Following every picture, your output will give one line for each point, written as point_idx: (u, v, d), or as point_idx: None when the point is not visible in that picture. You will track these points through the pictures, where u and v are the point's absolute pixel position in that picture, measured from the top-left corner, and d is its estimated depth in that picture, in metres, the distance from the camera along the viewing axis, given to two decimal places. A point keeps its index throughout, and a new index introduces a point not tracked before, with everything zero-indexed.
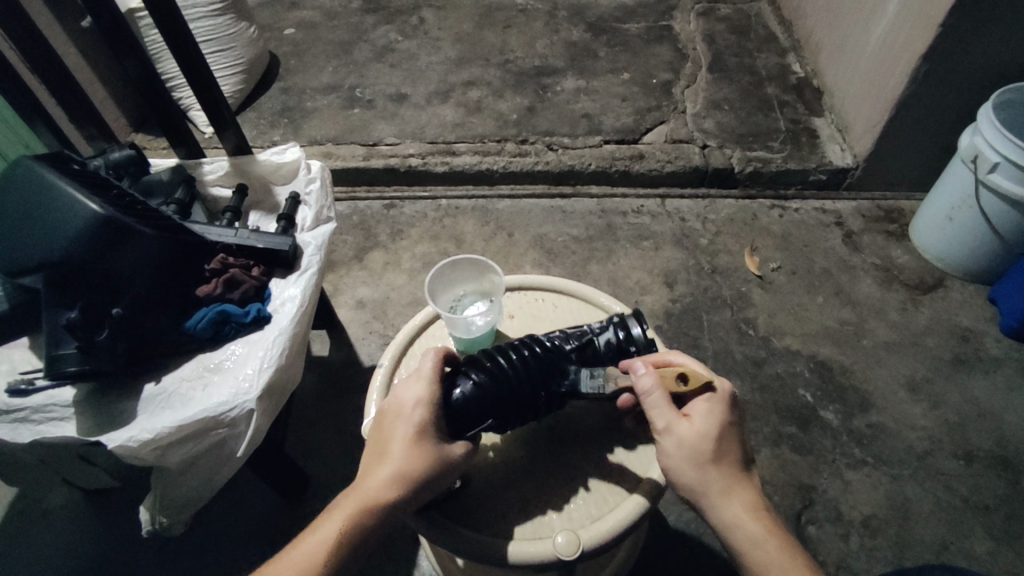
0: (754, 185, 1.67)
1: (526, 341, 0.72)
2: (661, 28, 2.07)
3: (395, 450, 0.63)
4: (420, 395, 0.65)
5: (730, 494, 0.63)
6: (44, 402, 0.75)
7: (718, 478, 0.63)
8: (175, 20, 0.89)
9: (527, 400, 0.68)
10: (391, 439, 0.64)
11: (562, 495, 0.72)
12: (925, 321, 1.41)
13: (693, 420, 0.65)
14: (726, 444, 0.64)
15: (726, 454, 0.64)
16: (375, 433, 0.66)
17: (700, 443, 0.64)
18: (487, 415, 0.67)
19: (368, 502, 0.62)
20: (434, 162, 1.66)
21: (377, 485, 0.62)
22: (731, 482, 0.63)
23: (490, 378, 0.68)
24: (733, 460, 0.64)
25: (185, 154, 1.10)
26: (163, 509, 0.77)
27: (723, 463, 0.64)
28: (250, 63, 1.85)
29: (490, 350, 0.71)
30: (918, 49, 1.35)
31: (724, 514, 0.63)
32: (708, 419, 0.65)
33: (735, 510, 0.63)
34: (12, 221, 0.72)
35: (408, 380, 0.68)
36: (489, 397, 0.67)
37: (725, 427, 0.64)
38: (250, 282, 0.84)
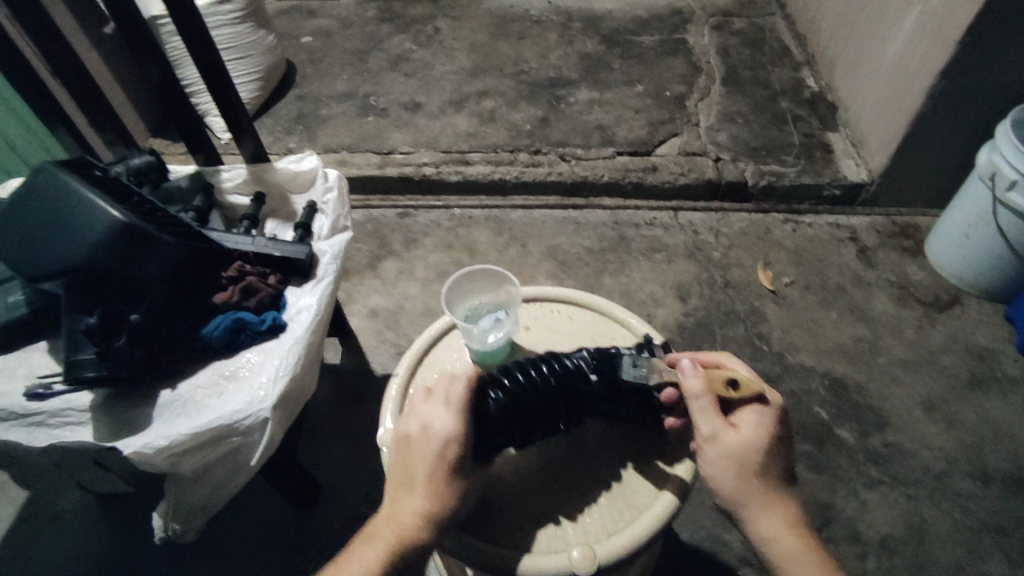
0: (768, 199, 1.67)
1: (543, 361, 0.70)
2: (674, 40, 2.08)
3: (426, 487, 0.61)
4: (449, 429, 0.61)
5: (770, 511, 0.63)
6: (61, 407, 0.75)
7: (761, 492, 0.63)
8: (196, 25, 0.90)
9: (548, 418, 0.67)
10: (421, 473, 0.61)
11: (579, 507, 0.70)
12: (941, 339, 1.39)
13: (741, 430, 0.64)
14: (771, 456, 0.63)
15: (769, 466, 0.64)
16: (399, 461, 0.64)
17: (746, 453, 0.63)
18: (510, 434, 0.66)
19: (403, 538, 0.61)
20: (447, 172, 1.67)
21: (410, 519, 0.61)
22: (773, 496, 0.63)
23: (511, 396, 0.66)
24: (776, 473, 0.64)
25: (204, 161, 1.11)
26: (177, 516, 0.77)
27: (768, 476, 0.63)
28: (267, 71, 1.87)
29: (506, 367, 0.69)
30: (935, 65, 1.35)
31: (765, 529, 0.63)
32: (758, 430, 0.64)
33: (777, 526, 0.63)
34: (31, 226, 0.72)
35: (431, 405, 0.64)
36: (512, 418, 0.65)
37: (772, 439, 0.64)
38: (266, 290, 0.84)
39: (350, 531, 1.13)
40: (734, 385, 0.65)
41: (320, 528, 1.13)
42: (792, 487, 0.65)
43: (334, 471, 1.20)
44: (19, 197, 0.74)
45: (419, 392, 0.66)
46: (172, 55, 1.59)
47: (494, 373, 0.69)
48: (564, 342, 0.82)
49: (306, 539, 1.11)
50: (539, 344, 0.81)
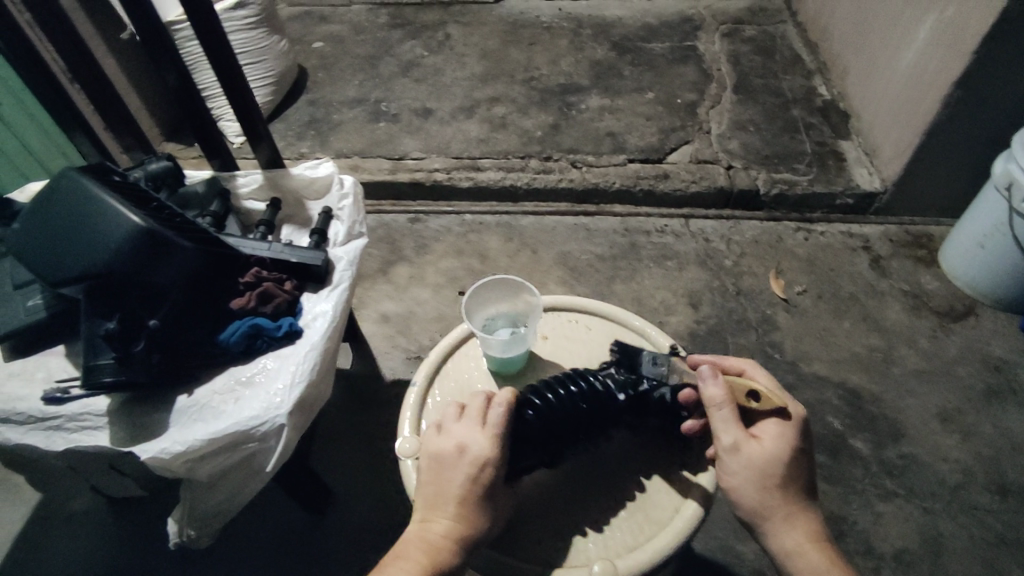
0: (780, 208, 1.66)
1: (572, 381, 0.69)
2: (685, 48, 2.08)
3: (461, 507, 0.58)
4: (489, 447, 0.60)
5: (791, 525, 0.63)
6: (79, 411, 0.76)
7: (783, 504, 0.63)
8: (215, 32, 0.91)
9: (576, 438, 0.66)
10: (455, 494, 0.59)
11: (599, 519, 0.69)
12: (956, 349, 1.38)
13: (763, 441, 0.64)
14: (793, 469, 0.64)
15: (792, 479, 0.64)
16: (429, 481, 0.60)
17: (769, 465, 0.63)
18: (539, 455, 0.65)
19: (433, 562, 0.56)
20: (459, 178, 1.67)
21: (442, 541, 0.57)
22: (795, 510, 0.63)
23: (543, 414, 0.65)
24: (798, 486, 0.64)
25: (220, 166, 1.11)
26: (192, 522, 0.77)
27: (790, 488, 0.63)
28: (280, 76, 1.88)
29: (534, 386, 0.69)
30: (951, 75, 1.35)
31: (787, 543, 0.63)
32: (780, 441, 0.64)
33: (799, 540, 0.62)
34: (53, 231, 0.72)
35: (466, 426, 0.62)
36: (543, 438, 0.65)
37: (795, 451, 0.64)
38: (283, 296, 0.84)
39: (361, 538, 1.12)
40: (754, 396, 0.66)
41: (332, 534, 1.12)
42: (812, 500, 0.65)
43: (345, 476, 1.20)
44: (41, 202, 0.74)
45: (451, 411, 0.64)
46: (188, 59, 1.61)
47: (523, 392, 0.68)
48: (582, 352, 0.82)
49: (317, 545, 1.11)
50: (556, 354, 0.81)
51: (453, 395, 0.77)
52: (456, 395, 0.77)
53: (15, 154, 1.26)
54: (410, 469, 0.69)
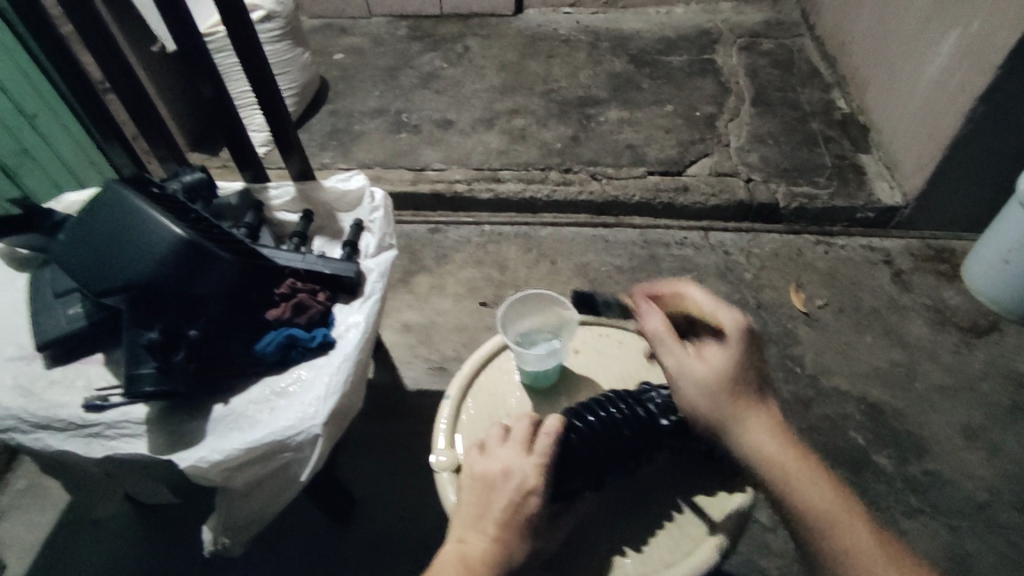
0: (800, 221, 1.66)
1: (613, 405, 0.70)
2: (703, 61, 2.09)
3: (503, 532, 0.57)
4: (534, 472, 0.60)
5: (755, 427, 0.64)
6: (118, 419, 0.77)
7: (737, 410, 0.64)
8: (252, 46, 0.93)
9: (618, 462, 0.67)
10: (497, 515, 0.58)
11: (635, 536, 0.69)
12: (980, 365, 1.37)
13: (705, 359, 0.67)
14: (739, 379, 0.65)
15: (742, 387, 0.65)
16: (471, 505, 0.60)
17: (711, 377, 0.65)
18: (583, 479, 0.65)
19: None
20: (479, 189, 1.68)
21: (481, 561, 0.56)
22: (751, 413, 0.64)
23: (585, 437, 0.66)
24: (750, 394, 0.65)
25: (251, 178, 1.13)
26: (227, 530, 0.78)
27: (741, 397, 0.65)
28: (303, 87, 1.91)
29: (576, 409, 0.70)
30: (975, 90, 1.35)
31: (756, 449, 0.63)
32: (721, 355, 0.66)
33: (770, 442, 0.63)
34: (97, 244, 0.74)
35: (513, 450, 0.62)
36: (587, 462, 0.65)
37: (737, 361, 0.65)
38: (317, 307, 0.85)
39: (383, 548, 1.13)
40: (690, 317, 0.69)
41: (354, 544, 1.13)
42: (772, 402, 0.66)
43: (367, 486, 1.21)
44: (87, 216, 0.76)
45: (496, 433, 0.65)
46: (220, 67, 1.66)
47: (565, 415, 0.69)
48: (614, 366, 0.83)
49: (340, 554, 1.12)
50: (589, 368, 0.83)
51: (487, 408, 0.79)
52: (489, 409, 0.79)
53: (51, 166, 1.28)
54: (445, 481, 0.72)
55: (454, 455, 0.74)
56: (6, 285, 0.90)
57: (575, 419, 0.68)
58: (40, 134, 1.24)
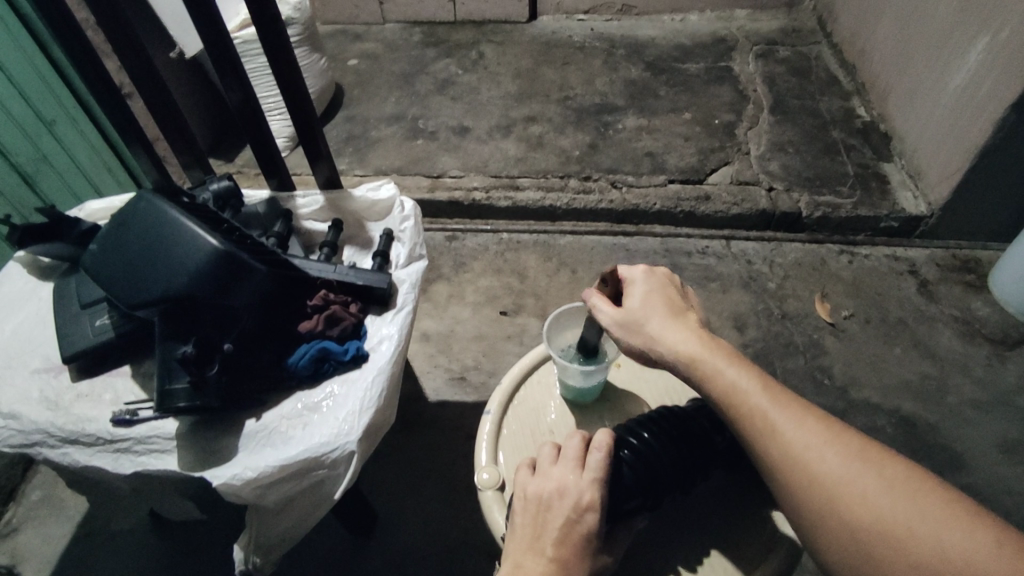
0: (822, 230, 1.64)
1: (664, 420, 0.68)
2: (720, 68, 2.08)
3: (561, 555, 0.55)
4: (589, 491, 0.58)
5: (673, 329, 0.67)
6: (147, 434, 0.75)
7: (658, 324, 0.67)
8: (282, 51, 0.91)
9: (675, 483, 0.65)
10: (554, 534, 0.56)
11: (689, 558, 0.67)
12: (1012, 377, 1.35)
13: (626, 299, 0.70)
14: (653, 304, 0.69)
15: (664, 313, 0.68)
16: (525, 526, 0.58)
17: (631, 312, 0.69)
18: (639, 500, 0.62)
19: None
20: (497, 197, 1.67)
21: None
22: (666, 321, 0.67)
23: (640, 456, 0.64)
24: (663, 308, 0.68)
25: (277, 185, 1.11)
26: (258, 549, 0.75)
27: (655, 314, 0.68)
28: (318, 94, 1.90)
29: (628, 426, 0.68)
30: (1004, 99, 1.34)
31: (677, 349, 0.65)
32: (635, 288, 0.70)
33: (686, 342, 0.65)
34: (132, 255, 0.72)
35: (566, 468, 0.60)
36: (644, 482, 0.62)
37: (650, 290, 0.70)
38: (349, 319, 0.84)
39: (407, 563, 1.10)
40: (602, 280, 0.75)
41: (377, 559, 1.11)
42: (691, 317, 0.69)
43: (390, 499, 1.18)
44: (120, 225, 0.74)
45: (548, 451, 0.63)
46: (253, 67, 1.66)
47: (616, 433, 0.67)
48: (656, 380, 0.82)
49: (363, 570, 1.10)
50: (630, 382, 0.81)
51: (528, 423, 0.78)
52: (530, 425, 0.78)
53: (68, 172, 1.26)
54: (489, 501, 0.70)
55: (496, 472, 0.73)
56: (30, 295, 0.88)
57: (626, 436, 0.66)
58: (58, 139, 1.22)
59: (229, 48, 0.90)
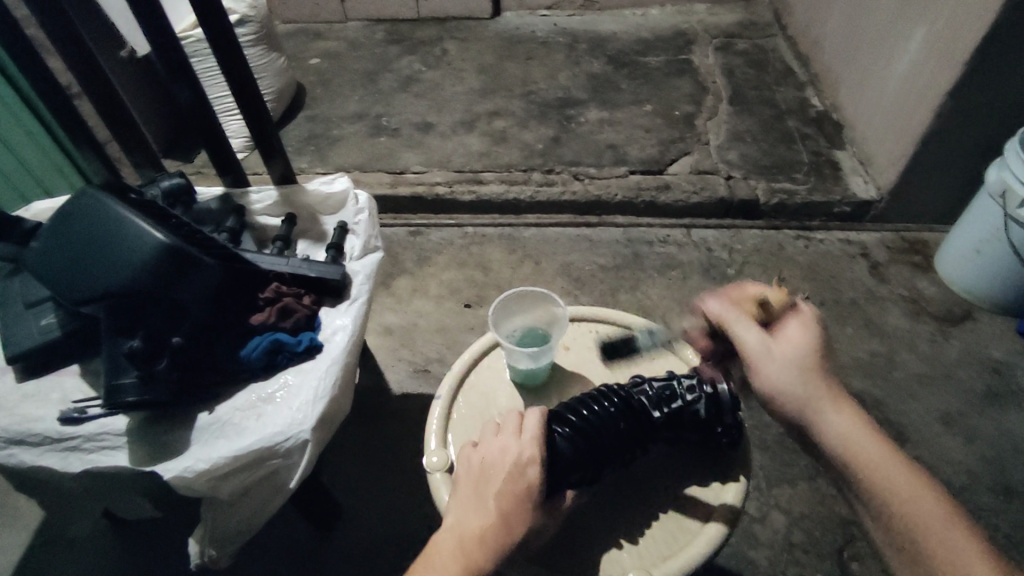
0: (779, 216, 1.69)
1: (607, 396, 0.71)
2: (680, 61, 2.11)
3: (503, 511, 0.57)
4: (531, 452, 0.60)
5: (838, 405, 0.61)
6: (96, 431, 0.75)
7: (821, 389, 0.61)
8: (231, 48, 0.91)
9: (616, 456, 0.67)
10: (496, 491, 0.59)
11: (635, 528, 0.69)
12: (956, 353, 1.41)
13: (784, 335, 0.66)
14: (819, 358, 0.64)
15: (826, 371, 0.63)
16: (468, 490, 0.61)
17: (799, 354, 0.64)
18: (580, 473, 0.65)
19: (467, 570, 0.55)
20: (460, 191, 1.68)
21: (482, 539, 0.56)
22: (833, 391, 0.62)
23: (579, 430, 0.66)
24: (828, 372, 0.63)
25: (231, 183, 1.10)
26: (214, 541, 0.76)
27: (820, 375, 0.62)
28: (279, 92, 1.89)
29: (568, 404, 0.70)
30: (944, 86, 1.39)
31: (842, 431, 0.59)
32: (802, 334, 0.65)
33: (854, 428, 0.59)
34: (77, 250, 0.72)
35: (507, 436, 0.63)
36: (584, 455, 0.65)
37: (820, 340, 0.65)
38: (302, 311, 0.85)
39: (372, 552, 1.11)
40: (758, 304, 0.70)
41: (342, 550, 1.11)
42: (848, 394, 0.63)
43: (354, 491, 1.19)
44: (62, 220, 0.74)
45: (490, 427, 0.66)
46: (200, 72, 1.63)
47: (557, 410, 0.70)
48: (605, 361, 0.84)
49: (328, 562, 1.10)
50: (579, 365, 0.84)
51: (477, 407, 0.80)
52: (479, 408, 0.79)
53: (14, 175, 1.25)
54: (439, 482, 0.72)
55: (445, 456, 0.74)
56: None
57: (566, 413, 0.69)
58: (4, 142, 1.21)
59: (178, 53, 0.92)
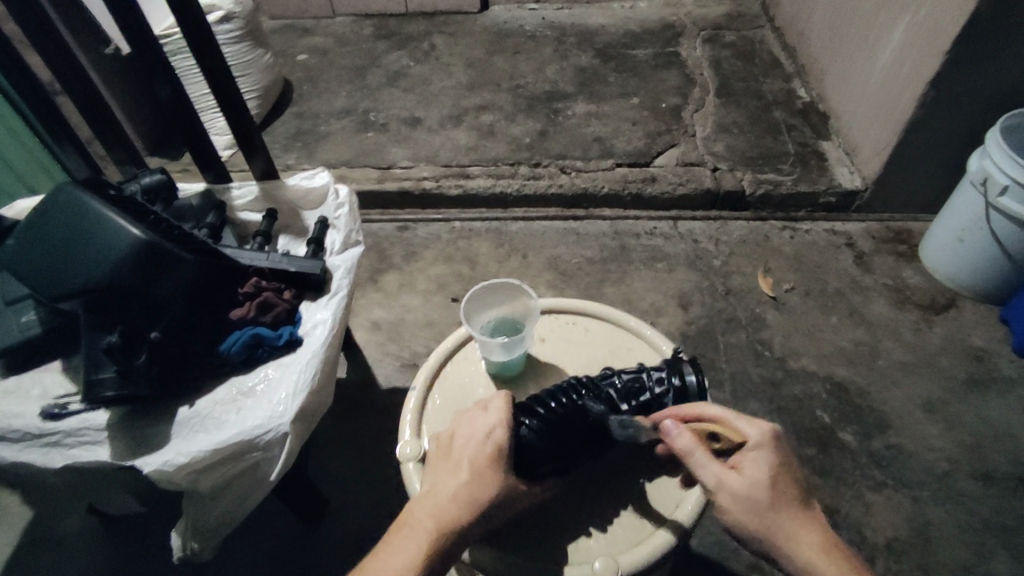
0: (765, 208, 1.70)
1: (576, 388, 0.74)
2: (668, 54, 2.11)
3: (475, 471, 0.65)
4: (499, 415, 0.68)
5: (801, 539, 0.61)
6: (78, 426, 0.75)
7: (786, 524, 0.62)
8: (208, 44, 0.91)
9: (585, 446, 0.71)
10: (465, 459, 0.66)
11: (603, 517, 0.73)
12: (939, 342, 1.42)
13: (743, 472, 0.63)
14: (778, 489, 0.63)
15: (785, 499, 0.63)
16: (440, 458, 0.68)
17: (754, 492, 0.62)
18: (549, 464, 0.69)
19: (441, 525, 0.62)
20: (447, 185, 1.68)
21: (452, 503, 0.63)
22: (797, 522, 0.62)
23: (546, 422, 0.70)
24: (790, 500, 0.63)
25: (213, 179, 1.10)
26: (197, 534, 0.77)
27: (783, 510, 0.62)
28: (266, 89, 1.89)
29: (538, 397, 0.74)
30: (925, 76, 1.39)
31: (812, 564, 0.61)
32: (757, 464, 0.64)
33: (824, 559, 0.61)
34: (54, 246, 0.73)
35: (478, 415, 0.70)
36: (552, 443, 0.69)
37: (778, 470, 0.63)
38: (282, 305, 0.85)
39: (359, 545, 1.12)
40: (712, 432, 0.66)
41: (330, 542, 1.12)
42: (814, 505, 0.64)
43: (341, 485, 1.20)
44: (39, 216, 0.74)
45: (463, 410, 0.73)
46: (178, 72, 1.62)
47: (528, 401, 0.74)
48: (581, 354, 0.86)
49: (315, 554, 1.11)
50: (555, 356, 0.86)
51: (453, 398, 0.82)
52: (455, 399, 0.82)
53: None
54: (411, 472, 0.74)
55: (419, 446, 0.76)
56: None
57: (535, 405, 0.73)
58: None
59: (155, 53, 0.92)
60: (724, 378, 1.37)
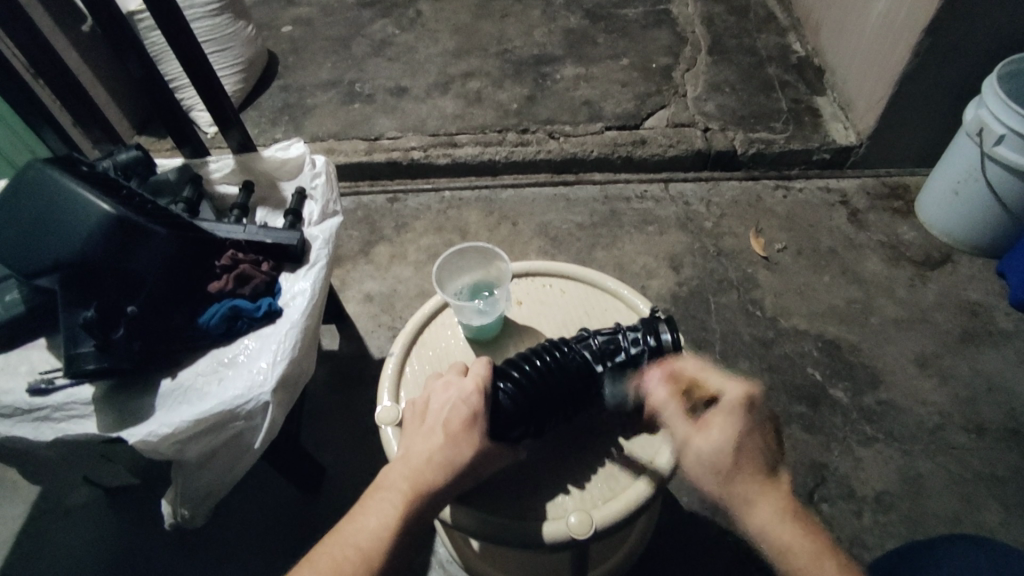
0: (757, 166, 1.67)
1: (548, 348, 0.75)
2: (659, 11, 2.05)
3: (449, 434, 0.66)
4: (474, 380, 0.69)
5: (761, 505, 0.61)
6: (65, 401, 0.76)
7: (746, 488, 0.61)
8: (174, 16, 0.89)
9: (560, 407, 0.72)
10: (439, 427, 0.67)
11: (581, 474, 0.74)
12: (933, 296, 1.41)
13: (709, 431, 0.64)
14: (744, 453, 0.62)
15: (750, 466, 0.62)
16: (416, 423, 0.69)
17: (718, 454, 0.62)
18: (522, 428, 0.70)
19: (417, 487, 0.63)
20: (435, 155, 1.66)
21: (427, 469, 0.64)
22: (761, 488, 0.61)
23: (521, 387, 0.70)
24: (757, 467, 0.62)
25: (191, 154, 1.09)
26: (186, 502, 0.78)
27: (745, 476, 0.61)
28: (250, 62, 1.86)
29: (513, 360, 0.74)
30: (918, 25, 1.35)
31: (772, 530, 0.60)
32: (720, 425, 0.64)
33: (782, 526, 0.60)
34: (27, 225, 0.74)
35: (453, 384, 0.70)
36: (524, 410, 0.69)
37: (743, 434, 0.63)
38: (260, 277, 0.86)
39: None
40: (689, 390, 0.69)
41: (327, 510, 1.14)
42: (782, 475, 0.63)
43: (335, 453, 1.22)
44: (9, 195, 0.75)
45: (437, 376, 0.73)
46: (152, 50, 1.59)
47: (506, 363, 0.74)
48: (557, 314, 0.88)
49: (312, 522, 1.13)
50: (531, 318, 0.87)
51: (431, 363, 0.83)
52: (433, 364, 0.83)
53: None
54: (390, 435, 0.76)
55: (398, 410, 0.78)
56: None
57: (509, 368, 0.73)
58: None
59: (124, 29, 0.90)
60: (716, 339, 1.37)
